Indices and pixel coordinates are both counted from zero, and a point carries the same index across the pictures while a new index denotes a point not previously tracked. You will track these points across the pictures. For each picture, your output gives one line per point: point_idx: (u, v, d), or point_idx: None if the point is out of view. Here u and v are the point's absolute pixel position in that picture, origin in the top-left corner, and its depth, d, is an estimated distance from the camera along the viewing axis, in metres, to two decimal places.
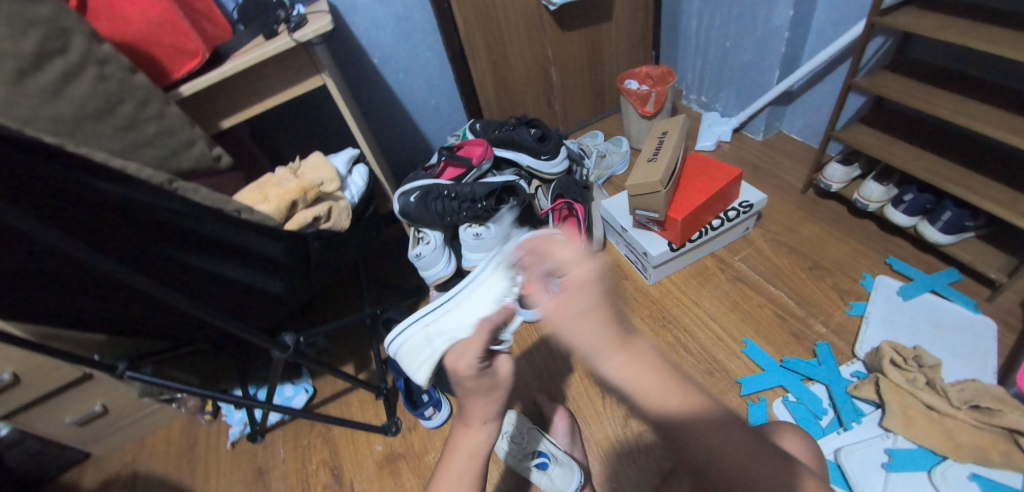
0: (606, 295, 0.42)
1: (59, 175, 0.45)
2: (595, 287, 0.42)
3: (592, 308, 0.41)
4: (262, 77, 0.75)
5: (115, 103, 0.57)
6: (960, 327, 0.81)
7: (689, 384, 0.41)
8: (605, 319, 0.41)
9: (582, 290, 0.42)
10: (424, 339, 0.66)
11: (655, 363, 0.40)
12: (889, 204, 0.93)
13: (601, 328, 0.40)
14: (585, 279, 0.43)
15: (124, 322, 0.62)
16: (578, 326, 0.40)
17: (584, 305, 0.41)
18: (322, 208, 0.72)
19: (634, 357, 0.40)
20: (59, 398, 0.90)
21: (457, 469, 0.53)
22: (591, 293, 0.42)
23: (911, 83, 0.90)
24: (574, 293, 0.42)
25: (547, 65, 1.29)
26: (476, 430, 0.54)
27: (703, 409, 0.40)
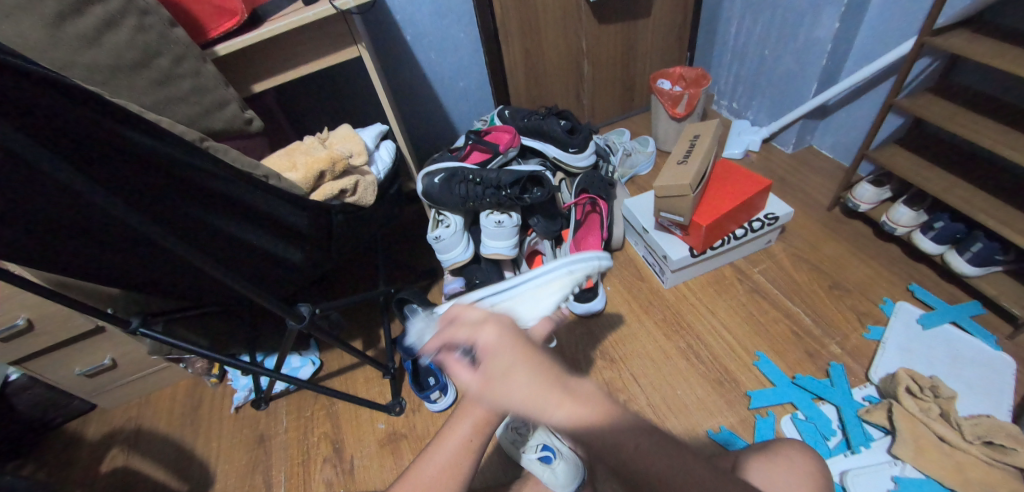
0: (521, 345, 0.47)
1: (94, 122, 0.44)
2: (509, 343, 0.47)
3: (515, 360, 0.45)
4: (298, 44, 0.74)
5: (151, 55, 0.56)
6: (977, 361, 0.80)
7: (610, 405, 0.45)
8: (524, 372, 0.44)
9: (497, 349, 0.46)
10: None
11: (590, 394, 0.45)
12: (917, 230, 0.92)
13: (532, 385, 0.44)
14: (495, 338, 0.47)
15: (142, 282, 0.61)
16: (503, 387, 0.44)
17: (503, 364, 0.46)
18: (349, 181, 0.71)
19: (574, 397, 0.44)
20: (69, 349, 0.92)
21: (467, 432, 0.54)
22: (501, 351, 0.46)
23: (955, 108, 0.87)
24: (493, 358, 0.46)
25: (580, 57, 1.26)
26: (493, 403, 0.54)
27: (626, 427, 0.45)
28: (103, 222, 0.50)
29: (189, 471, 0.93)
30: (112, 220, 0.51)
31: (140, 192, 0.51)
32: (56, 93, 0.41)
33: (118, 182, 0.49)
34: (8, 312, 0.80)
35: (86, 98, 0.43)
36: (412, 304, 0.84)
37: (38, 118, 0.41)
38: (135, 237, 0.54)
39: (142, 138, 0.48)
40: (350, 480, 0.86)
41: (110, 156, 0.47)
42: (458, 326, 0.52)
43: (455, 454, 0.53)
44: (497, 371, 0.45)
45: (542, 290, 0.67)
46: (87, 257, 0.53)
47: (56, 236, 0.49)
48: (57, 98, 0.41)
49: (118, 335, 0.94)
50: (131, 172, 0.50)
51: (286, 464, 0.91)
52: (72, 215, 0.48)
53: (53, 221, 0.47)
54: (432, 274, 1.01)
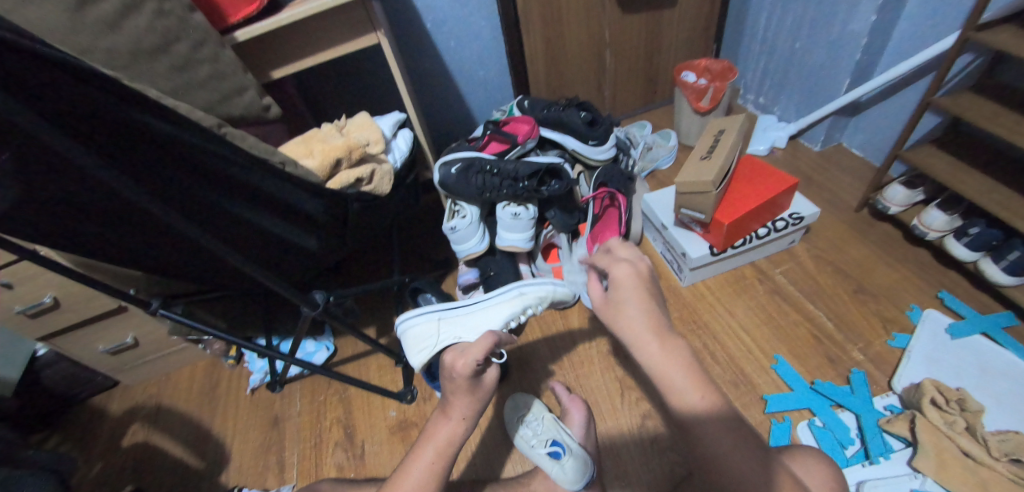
0: (648, 293, 0.51)
1: (114, 107, 0.44)
2: (637, 286, 0.51)
3: (638, 293, 0.50)
4: (317, 30, 0.73)
5: (171, 40, 0.56)
6: (1008, 374, 0.78)
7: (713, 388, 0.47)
8: (643, 310, 0.49)
9: (625, 286, 0.51)
10: (433, 329, 0.71)
11: (687, 358, 0.47)
12: (950, 235, 0.89)
13: (644, 315, 0.49)
14: (626, 278, 0.51)
15: (158, 265, 0.62)
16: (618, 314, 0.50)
17: (628, 289, 0.51)
18: (365, 169, 0.70)
19: (669, 350, 0.47)
20: (93, 327, 0.94)
21: (430, 456, 0.60)
22: (632, 290, 0.50)
23: (998, 109, 0.83)
24: (615, 289, 0.51)
25: (602, 48, 1.23)
26: (455, 423, 0.61)
27: (717, 412, 0.46)
28: (119, 206, 0.51)
29: (206, 449, 0.95)
30: (129, 203, 0.51)
31: (158, 178, 0.52)
32: (78, 80, 0.41)
33: (133, 167, 0.49)
34: (37, 290, 0.82)
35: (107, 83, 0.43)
36: (426, 292, 0.86)
37: (60, 103, 0.41)
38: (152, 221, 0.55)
39: (159, 125, 0.48)
40: (361, 465, 0.88)
41: (128, 142, 0.47)
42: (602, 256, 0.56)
43: (420, 482, 0.58)
44: (626, 286, 0.51)
45: (490, 310, 0.72)
46: (104, 239, 0.53)
47: (75, 217, 0.49)
48: (78, 85, 0.41)
49: (139, 315, 0.96)
50: (147, 158, 0.50)
51: (299, 446, 0.92)
52: (90, 198, 0.48)
53: (70, 204, 0.47)
54: (446, 264, 1.01)
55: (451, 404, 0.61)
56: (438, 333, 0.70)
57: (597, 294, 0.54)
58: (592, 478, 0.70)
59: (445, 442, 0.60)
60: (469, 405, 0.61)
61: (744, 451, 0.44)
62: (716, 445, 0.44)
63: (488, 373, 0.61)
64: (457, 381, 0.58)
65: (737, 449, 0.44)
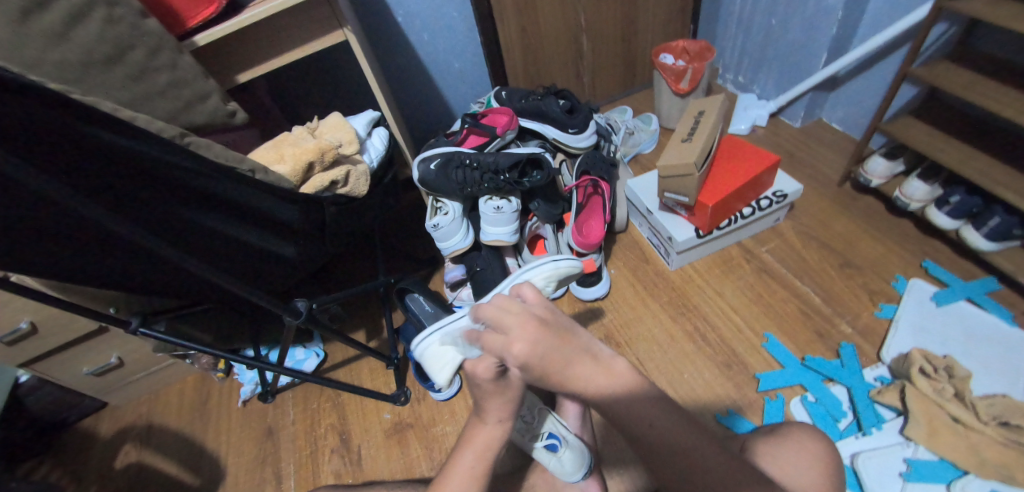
0: (564, 336, 0.45)
1: (62, 123, 0.42)
2: (546, 343, 0.44)
3: (552, 344, 0.44)
4: (280, 30, 0.70)
5: (124, 49, 0.54)
6: (993, 339, 0.79)
7: (633, 379, 0.47)
8: (570, 354, 0.45)
9: (541, 344, 0.44)
10: (443, 345, 0.65)
11: (619, 365, 0.47)
12: (932, 205, 0.89)
13: (562, 361, 0.44)
14: (530, 347, 0.44)
15: (125, 284, 0.59)
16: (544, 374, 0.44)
17: (542, 345, 0.44)
18: (340, 172, 0.68)
19: (606, 370, 0.46)
20: (75, 349, 0.91)
21: (469, 459, 0.55)
22: (540, 342, 0.44)
23: (973, 76, 0.83)
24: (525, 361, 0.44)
25: (578, 34, 1.21)
26: (491, 427, 0.55)
27: (643, 397, 0.47)
28: (77, 225, 0.48)
29: (201, 465, 0.94)
30: (87, 222, 0.48)
31: (115, 194, 0.49)
32: (18, 96, 0.38)
33: (88, 184, 0.47)
34: (9, 317, 0.80)
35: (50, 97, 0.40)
36: (413, 292, 0.86)
37: (2, 122, 0.38)
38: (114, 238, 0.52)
39: (112, 137, 0.46)
40: (358, 470, 0.87)
41: (80, 158, 0.45)
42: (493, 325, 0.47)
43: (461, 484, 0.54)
44: (539, 345, 0.44)
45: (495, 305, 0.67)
46: (66, 262, 0.51)
47: (31, 240, 0.46)
48: (20, 101, 0.39)
49: (121, 334, 0.94)
50: (103, 173, 0.47)
51: (294, 456, 0.91)
52: (46, 219, 0.45)
53: (23, 226, 0.44)
54: (433, 262, 1.00)
55: (485, 408, 0.55)
56: (449, 349, 0.64)
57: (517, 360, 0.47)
58: (590, 467, 0.70)
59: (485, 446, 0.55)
60: (504, 407, 0.54)
61: (690, 435, 0.47)
62: (658, 436, 0.46)
63: (515, 372, 0.53)
64: (484, 388, 0.51)
65: (680, 431, 0.47)
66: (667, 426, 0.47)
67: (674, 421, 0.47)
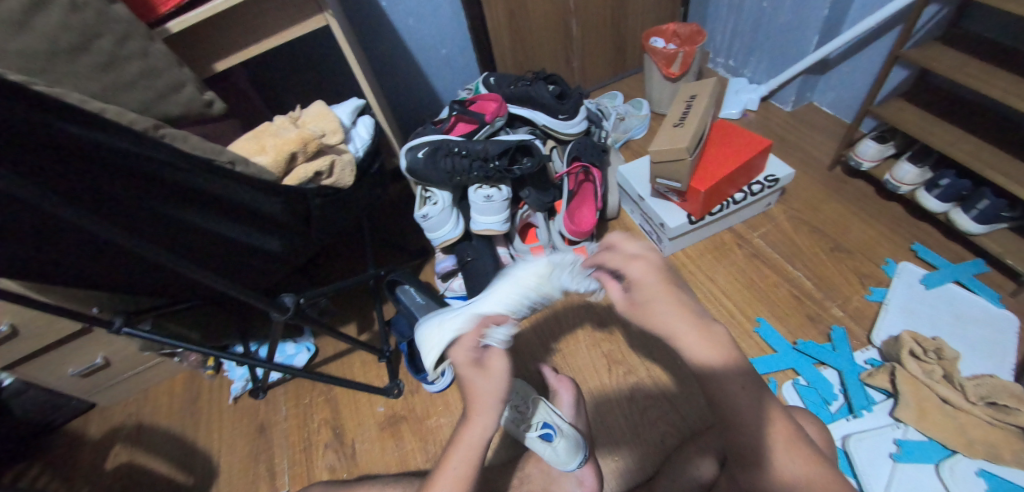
0: (678, 299, 0.45)
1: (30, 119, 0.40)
2: (660, 283, 0.47)
3: (659, 298, 0.45)
4: (257, 15, 0.67)
5: (91, 39, 0.51)
6: (980, 321, 0.80)
7: (728, 345, 0.43)
8: (673, 304, 0.45)
9: (653, 280, 0.47)
10: None
11: (720, 333, 0.43)
12: (921, 188, 0.89)
13: (664, 313, 0.44)
14: (643, 276, 0.48)
15: (96, 279, 0.57)
16: (648, 312, 0.45)
17: (652, 294, 0.46)
18: (324, 162, 0.66)
19: (707, 337, 0.43)
20: (59, 351, 0.89)
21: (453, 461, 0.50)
22: (653, 287, 0.47)
23: (964, 58, 0.82)
24: (637, 289, 0.47)
25: (567, 17, 1.19)
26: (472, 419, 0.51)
27: (735, 367, 0.43)
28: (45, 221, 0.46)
29: (194, 464, 0.93)
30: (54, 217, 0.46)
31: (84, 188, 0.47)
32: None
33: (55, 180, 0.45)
34: None
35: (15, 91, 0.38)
36: (404, 284, 0.85)
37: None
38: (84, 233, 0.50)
39: (83, 133, 0.44)
40: (353, 464, 0.86)
41: (49, 155, 0.43)
42: (610, 254, 0.52)
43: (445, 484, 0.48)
44: (655, 293, 0.46)
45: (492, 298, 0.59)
46: (30, 257, 0.48)
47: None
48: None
49: (106, 334, 0.91)
50: (72, 168, 0.45)
51: (288, 451, 0.90)
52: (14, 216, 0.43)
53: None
54: (423, 253, 0.98)
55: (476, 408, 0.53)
56: None
57: (619, 296, 0.49)
58: (586, 455, 0.70)
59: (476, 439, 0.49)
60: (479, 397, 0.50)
61: (772, 412, 0.42)
62: (740, 405, 0.42)
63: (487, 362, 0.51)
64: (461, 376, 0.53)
65: (746, 397, 0.42)
66: (746, 398, 0.41)
67: (757, 402, 0.42)
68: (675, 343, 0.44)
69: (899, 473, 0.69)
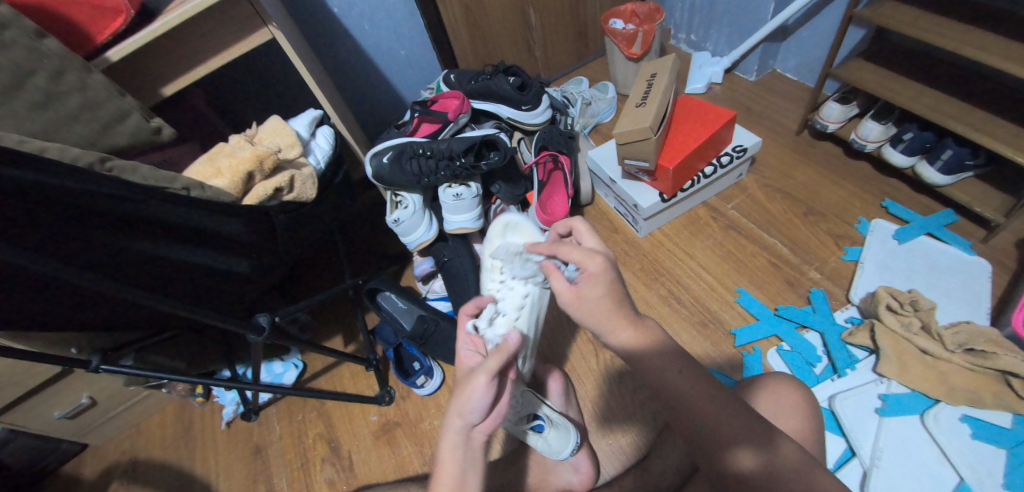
0: (621, 297, 0.49)
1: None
2: (611, 278, 0.49)
3: (606, 295, 0.49)
4: (199, 34, 0.65)
5: (24, 76, 0.49)
6: (953, 269, 0.81)
7: (649, 326, 0.50)
8: (611, 299, 0.49)
9: (604, 275, 0.49)
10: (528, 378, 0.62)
11: (650, 325, 0.50)
12: (887, 144, 0.90)
13: (608, 309, 0.49)
14: (597, 272, 0.49)
15: (61, 322, 0.55)
16: (594, 308, 0.49)
17: (603, 291, 0.49)
18: (283, 178, 0.65)
19: (640, 330, 0.49)
20: (41, 397, 0.86)
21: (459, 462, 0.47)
22: (603, 283, 0.49)
23: (916, 13, 0.83)
24: (589, 282, 0.49)
25: (525, 6, 1.18)
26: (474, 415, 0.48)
27: (657, 345, 0.49)
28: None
29: None
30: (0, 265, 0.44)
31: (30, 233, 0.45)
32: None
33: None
34: None
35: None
36: (384, 291, 0.85)
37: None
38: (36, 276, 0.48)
39: (26, 176, 0.43)
40: (352, 476, 0.86)
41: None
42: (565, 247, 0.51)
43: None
44: (604, 290, 0.49)
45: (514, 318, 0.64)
46: None
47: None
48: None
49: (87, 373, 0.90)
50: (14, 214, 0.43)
51: (286, 470, 0.90)
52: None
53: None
54: (402, 257, 0.98)
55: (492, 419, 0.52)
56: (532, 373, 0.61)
57: (564, 286, 0.51)
58: (580, 441, 0.70)
59: (449, 447, 0.47)
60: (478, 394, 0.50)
61: (710, 392, 0.47)
62: (673, 380, 0.47)
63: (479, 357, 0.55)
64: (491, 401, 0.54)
65: (685, 379, 0.47)
66: (679, 379, 0.47)
67: (687, 377, 0.47)
68: (609, 336, 0.50)
69: (886, 426, 0.70)
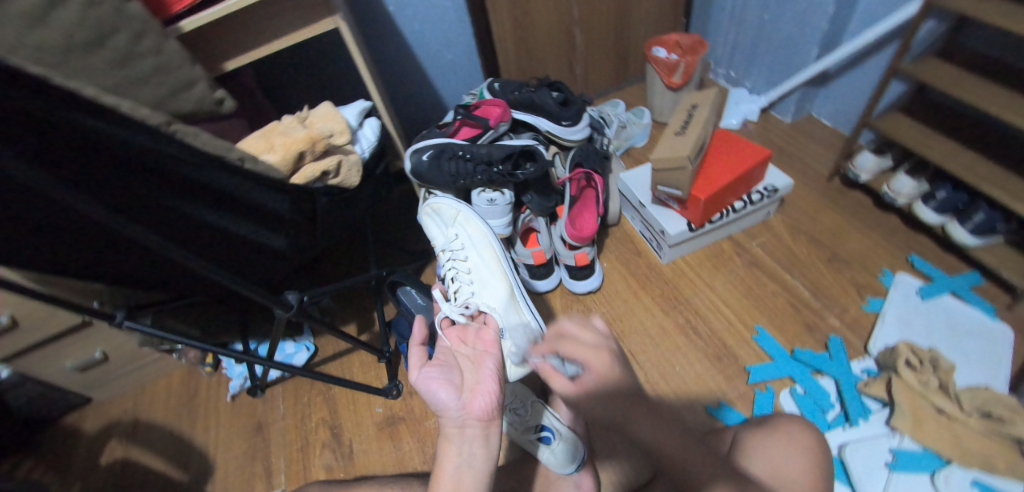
0: (625, 384, 0.48)
1: (33, 103, 0.39)
2: (618, 380, 0.48)
3: (615, 393, 0.47)
4: (268, 16, 0.68)
5: (107, 34, 0.52)
6: (976, 332, 0.81)
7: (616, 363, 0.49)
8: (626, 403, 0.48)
9: (612, 379, 0.47)
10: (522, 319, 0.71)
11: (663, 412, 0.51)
12: (918, 200, 0.91)
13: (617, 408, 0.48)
14: (604, 374, 0.48)
15: (101, 270, 0.57)
16: (606, 407, 0.48)
17: (613, 391, 0.47)
18: (331, 162, 0.67)
19: (654, 420, 0.49)
20: (54, 345, 0.89)
21: (455, 449, 0.45)
22: (613, 385, 0.48)
23: (961, 73, 0.84)
24: (599, 385, 0.47)
25: (572, 26, 1.21)
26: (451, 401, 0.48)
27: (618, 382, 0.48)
28: (44, 206, 0.46)
29: (190, 461, 0.92)
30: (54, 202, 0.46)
31: (80, 172, 0.46)
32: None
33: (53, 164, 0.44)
34: None
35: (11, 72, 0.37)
36: (405, 285, 0.85)
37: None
38: (81, 220, 0.50)
39: (102, 126, 0.45)
40: (350, 464, 0.86)
41: (65, 148, 0.44)
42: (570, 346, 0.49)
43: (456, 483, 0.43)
44: (609, 385, 0.47)
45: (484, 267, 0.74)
46: (36, 246, 0.49)
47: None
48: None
49: (106, 328, 0.92)
50: (70, 154, 0.45)
51: (285, 450, 0.90)
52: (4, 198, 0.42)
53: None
54: (425, 254, 0.99)
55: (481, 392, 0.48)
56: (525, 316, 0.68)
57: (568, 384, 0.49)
58: (582, 461, 0.69)
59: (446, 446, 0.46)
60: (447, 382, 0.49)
61: (664, 428, 0.49)
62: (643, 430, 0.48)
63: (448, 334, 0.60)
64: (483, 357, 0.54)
65: (664, 432, 0.49)
66: (644, 423, 0.48)
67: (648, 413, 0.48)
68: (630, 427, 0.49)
69: (895, 482, 0.70)
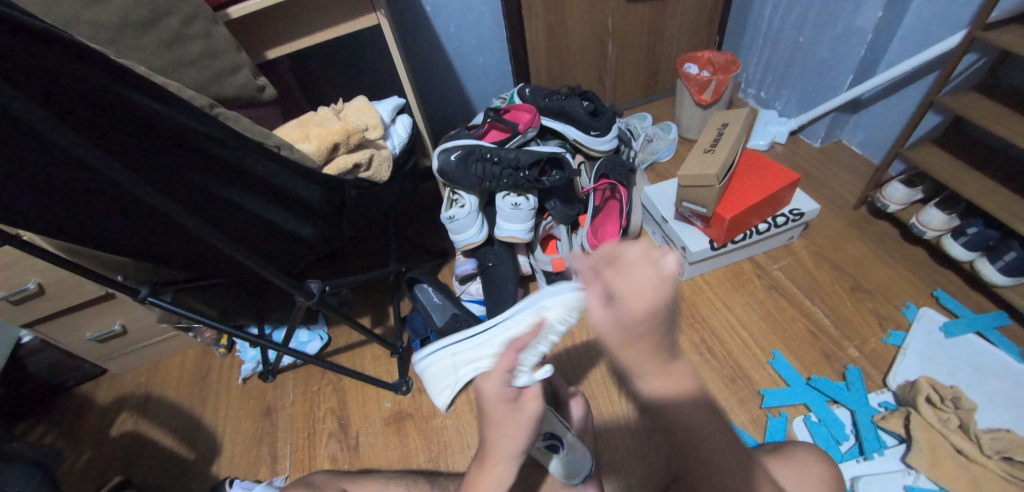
0: (665, 331, 0.41)
1: (86, 78, 0.41)
2: (653, 316, 0.40)
3: (648, 332, 0.41)
4: (313, 9, 0.70)
5: (161, 15, 0.53)
6: (1001, 374, 0.79)
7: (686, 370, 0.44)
8: (650, 346, 0.41)
9: (647, 316, 0.40)
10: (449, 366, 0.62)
11: (683, 370, 0.44)
12: (948, 234, 0.89)
13: (644, 350, 0.41)
14: (647, 304, 0.40)
15: (131, 246, 0.58)
16: (628, 340, 0.41)
17: (646, 326, 0.41)
18: (364, 155, 0.69)
19: (671, 376, 0.43)
20: (76, 314, 0.91)
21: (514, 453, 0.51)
22: (648, 318, 0.40)
23: (999, 108, 0.82)
24: (634, 311, 0.40)
25: (604, 36, 1.21)
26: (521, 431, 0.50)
27: (685, 387, 0.44)
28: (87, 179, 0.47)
29: (196, 439, 0.93)
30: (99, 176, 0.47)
31: (130, 150, 0.48)
32: (43, 44, 0.37)
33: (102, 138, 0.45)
34: (18, 276, 0.79)
35: (71, 48, 0.39)
36: (423, 283, 0.84)
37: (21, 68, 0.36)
38: (124, 197, 0.51)
39: (152, 105, 0.46)
40: (355, 456, 0.87)
41: (112, 124, 0.45)
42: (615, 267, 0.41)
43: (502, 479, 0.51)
44: (647, 323, 0.40)
45: None
46: (76, 219, 0.50)
47: (33, 191, 0.45)
48: (44, 52, 0.37)
49: (128, 302, 0.93)
50: (120, 132, 0.46)
51: (291, 437, 0.91)
52: (56, 173, 0.44)
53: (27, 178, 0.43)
54: (444, 254, 1.00)
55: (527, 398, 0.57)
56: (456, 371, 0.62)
57: (597, 305, 0.42)
58: (591, 472, 0.69)
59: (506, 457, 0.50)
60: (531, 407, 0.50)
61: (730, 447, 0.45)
62: (688, 424, 0.44)
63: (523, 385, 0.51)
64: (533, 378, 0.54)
65: (712, 444, 0.44)
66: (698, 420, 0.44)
67: (709, 422, 0.45)
68: (639, 379, 0.43)
69: None
